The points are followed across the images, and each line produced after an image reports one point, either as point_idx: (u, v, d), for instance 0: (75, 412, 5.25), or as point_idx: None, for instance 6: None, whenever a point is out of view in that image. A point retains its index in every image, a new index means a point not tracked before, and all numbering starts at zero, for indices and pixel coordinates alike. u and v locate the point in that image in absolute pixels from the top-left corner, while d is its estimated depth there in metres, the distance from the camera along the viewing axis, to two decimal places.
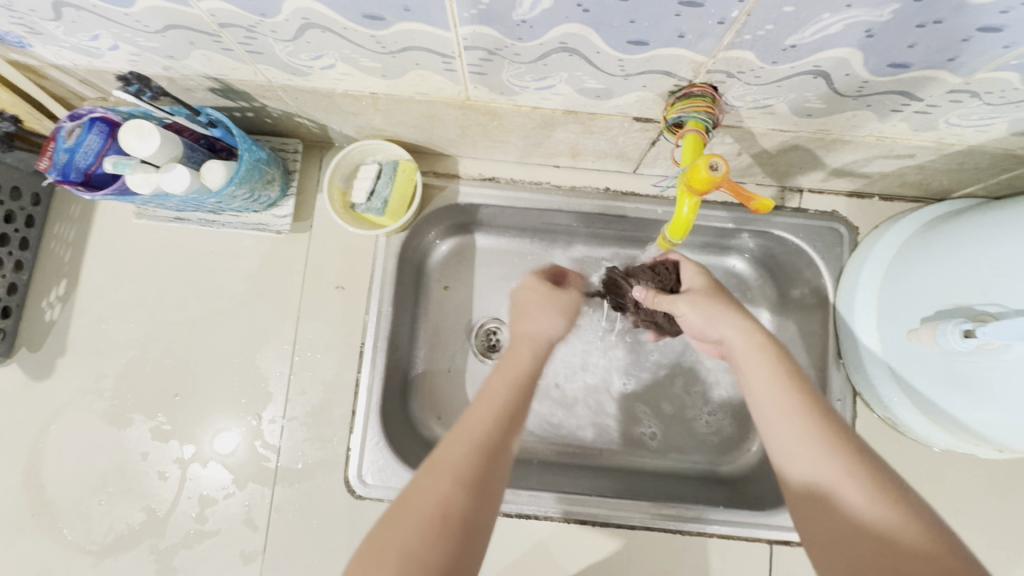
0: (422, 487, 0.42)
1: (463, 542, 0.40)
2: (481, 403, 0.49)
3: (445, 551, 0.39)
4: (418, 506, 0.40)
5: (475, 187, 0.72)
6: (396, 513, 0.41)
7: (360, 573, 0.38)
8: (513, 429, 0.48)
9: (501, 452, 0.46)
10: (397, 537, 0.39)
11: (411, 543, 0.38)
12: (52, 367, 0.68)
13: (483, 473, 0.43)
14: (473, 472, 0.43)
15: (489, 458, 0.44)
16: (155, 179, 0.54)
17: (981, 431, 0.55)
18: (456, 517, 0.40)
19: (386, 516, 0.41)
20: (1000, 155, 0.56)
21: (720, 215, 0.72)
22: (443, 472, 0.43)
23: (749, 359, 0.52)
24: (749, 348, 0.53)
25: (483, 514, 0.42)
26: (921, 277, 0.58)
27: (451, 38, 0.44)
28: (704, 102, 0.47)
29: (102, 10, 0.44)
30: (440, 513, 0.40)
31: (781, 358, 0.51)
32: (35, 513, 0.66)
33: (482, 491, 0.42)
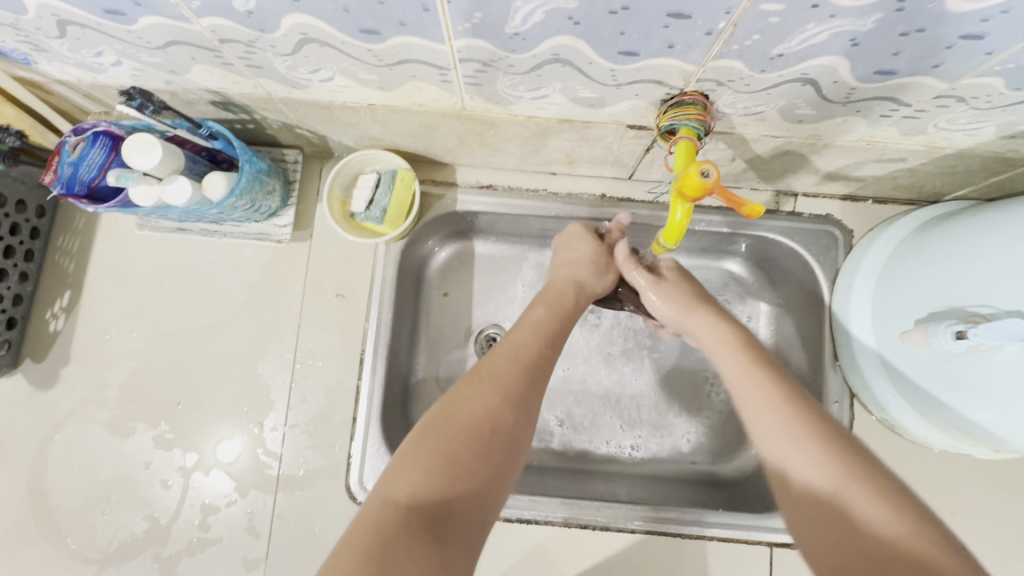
0: (468, 405, 0.45)
1: (500, 452, 0.43)
2: (518, 335, 0.55)
3: (491, 460, 0.43)
4: (468, 416, 0.44)
5: (474, 194, 0.73)
6: (432, 425, 0.43)
7: (404, 475, 0.40)
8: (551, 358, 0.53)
9: (541, 378, 0.51)
10: (446, 441, 0.42)
11: (455, 448, 0.42)
12: (56, 377, 0.69)
13: (522, 393, 0.48)
14: (515, 391, 0.47)
15: (529, 381, 0.49)
16: (157, 192, 0.55)
17: (976, 431, 0.55)
18: (501, 428, 0.44)
19: (416, 433, 0.43)
20: (990, 158, 0.57)
21: (716, 219, 0.73)
22: (485, 384, 0.47)
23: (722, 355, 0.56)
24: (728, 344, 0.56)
25: (522, 425, 0.46)
26: (914, 279, 0.59)
27: (446, 51, 0.45)
28: (696, 110, 0.48)
29: (106, 28, 0.45)
30: (484, 421, 0.44)
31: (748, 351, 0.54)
32: (39, 522, 0.66)
33: (524, 408, 0.47)
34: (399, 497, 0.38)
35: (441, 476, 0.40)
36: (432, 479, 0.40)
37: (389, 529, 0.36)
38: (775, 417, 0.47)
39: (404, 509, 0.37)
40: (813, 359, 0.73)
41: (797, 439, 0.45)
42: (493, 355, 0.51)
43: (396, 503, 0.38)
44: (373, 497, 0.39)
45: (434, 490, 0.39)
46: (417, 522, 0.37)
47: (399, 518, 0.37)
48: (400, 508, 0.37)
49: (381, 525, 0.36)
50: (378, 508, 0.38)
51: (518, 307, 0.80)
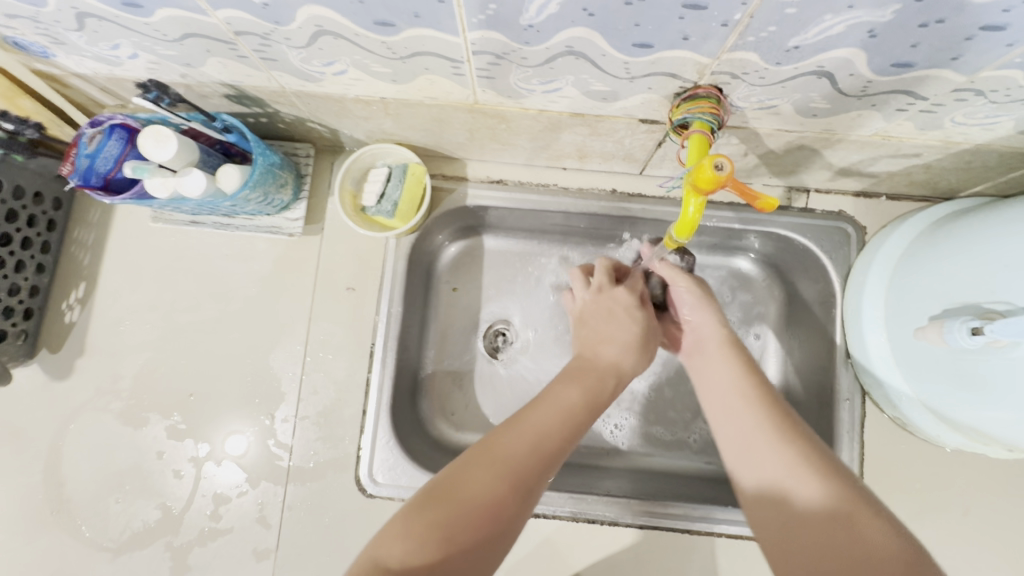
0: (478, 481, 0.42)
1: (498, 530, 0.41)
2: (548, 410, 0.50)
3: (489, 535, 0.41)
4: (474, 494, 0.42)
5: (484, 189, 0.73)
6: (435, 498, 0.41)
7: (396, 540, 0.39)
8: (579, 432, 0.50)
9: (559, 458, 0.48)
10: (447, 515, 0.40)
11: (455, 527, 0.40)
12: (71, 367, 0.70)
13: (529, 473, 0.44)
14: (529, 469, 0.45)
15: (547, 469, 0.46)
16: (172, 184, 0.55)
17: (991, 430, 0.55)
18: (504, 513, 0.42)
19: (417, 499, 0.42)
20: (1008, 153, 0.56)
21: (727, 215, 0.72)
22: (499, 462, 0.44)
23: (704, 361, 0.61)
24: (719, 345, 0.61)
25: (527, 506, 0.44)
26: (928, 276, 0.58)
27: (459, 43, 0.45)
28: (709, 103, 0.48)
29: (123, 20, 0.46)
30: (488, 500, 0.42)
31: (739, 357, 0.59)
32: (54, 510, 0.67)
33: (534, 489, 0.44)
34: (389, 564, 0.38)
35: (435, 550, 0.39)
36: (419, 549, 0.38)
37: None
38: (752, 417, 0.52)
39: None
40: (824, 356, 0.72)
41: (777, 439, 0.49)
42: (516, 425, 0.48)
43: (387, 572, 0.37)
44: (365, 558, 0.39)
45: (417, 563, 0.38)
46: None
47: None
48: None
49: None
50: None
51: (527, 303, 0.80)
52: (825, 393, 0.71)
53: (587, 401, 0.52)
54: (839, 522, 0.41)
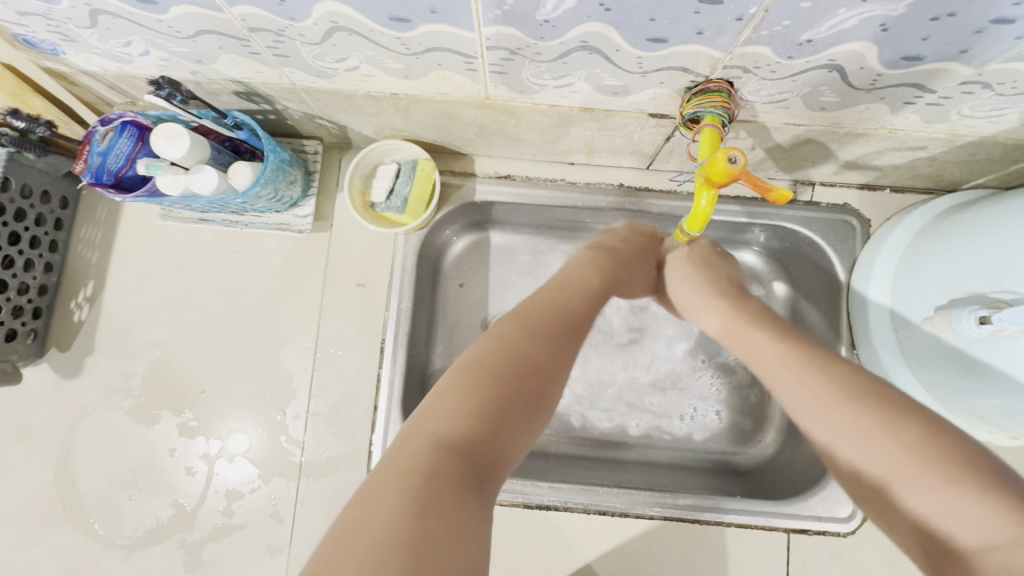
0: (504, 353, 0.42)
1: (533, 390, 0.41)
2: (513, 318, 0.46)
3: (523, 402, 0.40)
4: (502, 359, 0.41)
5: (492, 184, 0.73)
6: (471, 369, 0.40)
7: (444, 411, 0.37)
8: (592, 306, 0.51)
9: (539, 361, 0.42)
10: (486, 382, 0.39)
11: (494, 388, 0.39)
12: (81, 366, 0.70)
13: (502, 368, 0.40)
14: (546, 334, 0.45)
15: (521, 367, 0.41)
16: (184, 181, 0.55)
17: (999, 416, 0.55)
18: (537, 373, 0.42)
19: (450, 375, 0.41)
20: (1012, 145, 0.57)
21: (734, 209, 0.73)
22: (509, 330, 0.44)
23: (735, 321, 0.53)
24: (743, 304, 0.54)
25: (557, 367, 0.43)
26: (934, 266, 0.59)
27: (474, 39, 0.45)
28: (721, 98, 0.49)
29: (137, 17, 0.46)
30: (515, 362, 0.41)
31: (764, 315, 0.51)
32: (67, 508, 0.67)
33: (559, 352, 0.44)
34: (444, 432, 0.36)
35: (480, 411, 0.38)
36: (464, 414, 0.37)
37: (427, 466, 0.34)
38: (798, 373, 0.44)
39: (451, 450, 0.35)
40: (829, 348, 0.73)
41: (835, 401, 0.41)
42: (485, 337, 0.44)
43: (444, 444, 0.35)
44: (411, 439, 0.36)
45: (466, 428, 0.37)
46: (463, 468, 0.35)
47: (442, 459, 0.35)
48: (448, 451, 0.35)
49: (424, 467, 0.34)
50: (420, 449, 0.35)
51: None
52: None
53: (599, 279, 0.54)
54: (918, 496, 0.35)
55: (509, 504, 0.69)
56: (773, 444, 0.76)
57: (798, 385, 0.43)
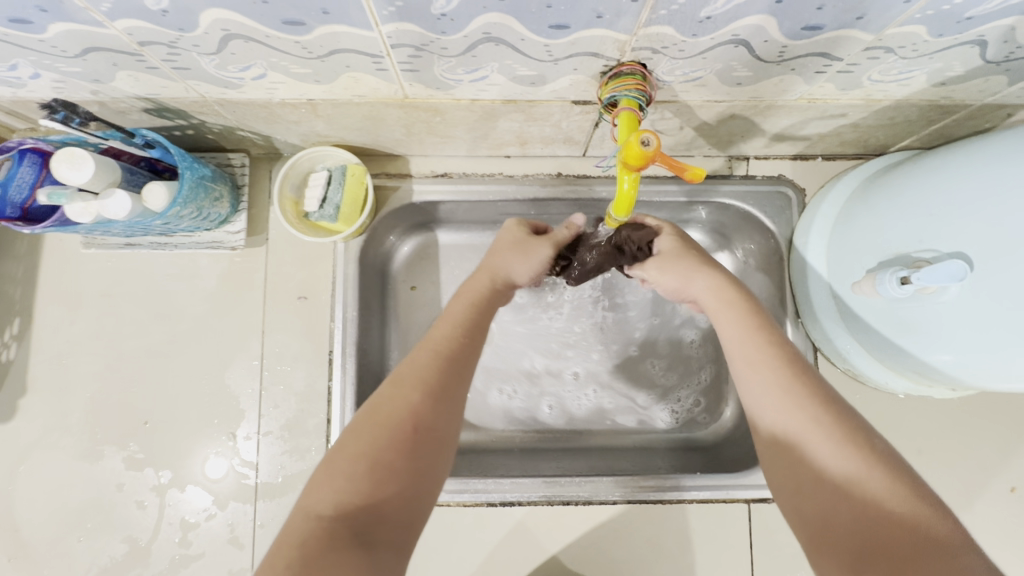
0: (377, 406, 0.44)
1: (422, 443, 0.43)
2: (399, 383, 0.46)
3: (415, 458, 0.42)
4: (393, 414, 0.43)
5: (429, 184, 0.72)
6: (359, 424, 0.43)
7: (323, 486, 0.39)
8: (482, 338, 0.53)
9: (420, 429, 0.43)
10: (367, 437, 0.42)
11: (377, 447, 0.41)
12: (15, 408, 0.67)
13: (395, 443, 0.42)
14: (434, 384, 0.46)
15: (407, 442, 0.42)
16: (94, 207, 0.53)
17: (932, 371, 0.57)
18: (428, 426, 0.43)
19: (336, 453, 0.41)
20: (927, 107, 0.58)
21: (672, 189, 0.73)
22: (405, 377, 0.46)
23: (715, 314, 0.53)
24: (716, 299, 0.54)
25: (446, 413, 0.45)
26: (864, 230, 0.60)
27: (375, 38, 0.44)
28: (635, 80, 0.48)
29: (15, 39, 0.43)
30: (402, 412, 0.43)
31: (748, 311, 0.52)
32: (12, 556, 0.65)
33: (447, 396, 0.46)
34: (322, 511, 0.38)
35: (365, 478, 0.40)
36: (352, 480, 0.39)
37: (308, 543, 0.36)
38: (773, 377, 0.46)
39: (327, 519, 0.37)
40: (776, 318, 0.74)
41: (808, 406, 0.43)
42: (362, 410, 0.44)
43: (330, 515, 0.38)
44: (296, 520, 0.38)
45: (362, 494, 0.39)
46: (340, 529, 0.37)
47: (324, 528, 0.37)
48: (325, 523, 0.37)
49: (306, 541, 0.36)
50: (307, 527, 0.37)
51: None
52: None
53: (471, 312, 0.54)
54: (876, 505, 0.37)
55: (472, 504, 0.68)
56: (732, 418, 0.77)
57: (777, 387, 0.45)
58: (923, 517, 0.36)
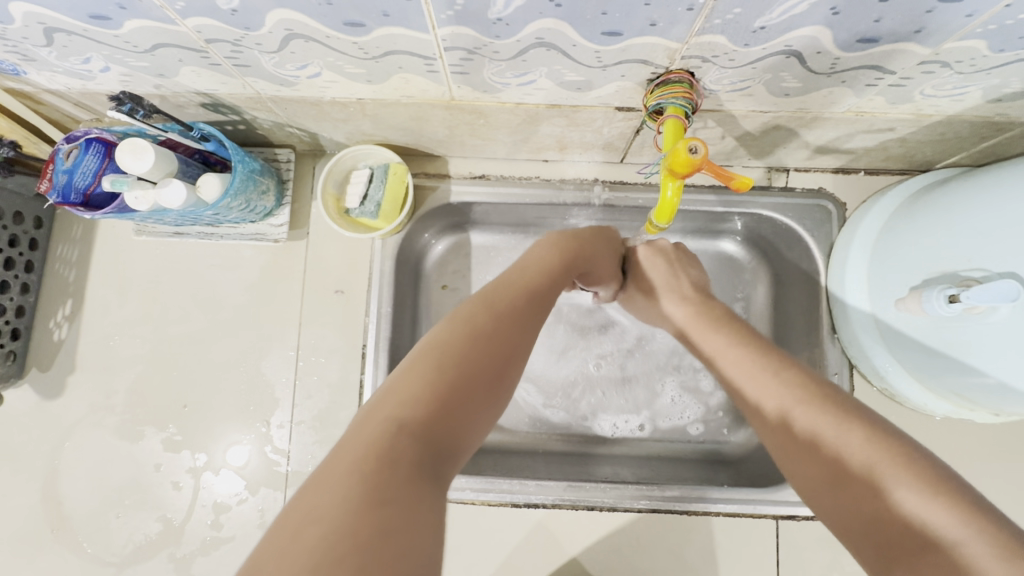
0: (471, 349, 0.41)
1: (488, 382, 0.41)
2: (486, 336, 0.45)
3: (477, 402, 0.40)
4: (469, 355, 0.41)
5: (467, 185, 0.73)
6: (427, 362, 0.40)
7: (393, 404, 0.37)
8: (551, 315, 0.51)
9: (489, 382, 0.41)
10: (433, 368, 0.39)
11: (452, 388, 0.39)
12: (63, 385, 0.70)
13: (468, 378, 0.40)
14: (510, 333, 0.45)
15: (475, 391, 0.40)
16: (152, 195, 0.55)
17: (977, 395, 0.56)
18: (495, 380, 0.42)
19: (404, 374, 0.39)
20: (979, 123, 0.57)
21: (709, 199, 0.73)
22: (480, 322, 0.44)
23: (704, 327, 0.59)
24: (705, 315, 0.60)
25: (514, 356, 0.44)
26: (909, 247, 0.59)
27: (431, 40, 0.45)
28: (682, 88, 0.49)
29: (92, 34, 0.46)
30: (470, 348, 0.42)
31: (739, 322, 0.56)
32: (54, 528, 0.67)
33: (514, 332, 0.45)
34: (395, 414, 0.35)
35: (426, 401, 0.37)
36: (417, 398, 0.37)
37: (383, 446, 0.33)
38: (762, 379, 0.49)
39: (399, 427, 0.35)
40: (811, 332, 0.73)
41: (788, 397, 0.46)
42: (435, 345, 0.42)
43: (404, 429, 0.35)
44: (371, 425, 0.35)
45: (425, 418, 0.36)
46: (423, 452, 0.34)
47: (396, 441, 0.34)
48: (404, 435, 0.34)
49: (379, 443, 0.33)
50: (379, 431, 0.34)
51: None
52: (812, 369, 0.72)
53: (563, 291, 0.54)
54: (899, 497, 0.36)
55: (496, 504, 0.68)
56: None
57: (763, 387, 0.48)
58: (926, 510, 0.35)
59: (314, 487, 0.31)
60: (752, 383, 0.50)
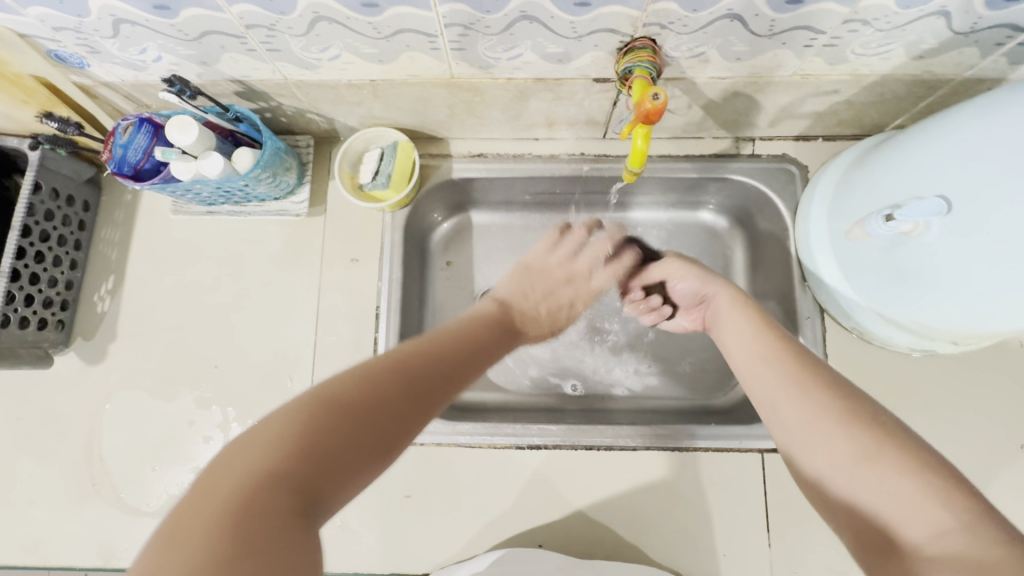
0: (370, 394, 0.44)
1: (378, 436, 0.43)
2: (346, 373, 0.46)
3: (355, 436, 0.41)
4: (338, 395, 0.43)
5: (466, 162, 0.81)
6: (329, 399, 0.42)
7: (250, 453, 0.37)
8: (452, 372, 0.54)
9: (331, 431, 0.40)
10: (325, 421, 0.40)
11: (307, 439, 0.39)
12: (105, 352, 0.77)
13: (334, 426, 0.40)
14: (409, 378, 0.49)
15: (349, 422, 0.41)
16: (195, 166, 0.64)
17: (927, 314, 0.62)
18: (387, 416, 0.44)
19: (291, 408, 0.41)
20: (911, 81, 0.65)
21: (685, 166, 0.81)
22: (380, 378, 0.47)
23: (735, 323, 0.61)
24: (731, 308, 0.64)
25: (405, 417, 0.46)
26: (860, 190, 0.66)
27: (432, 17, 0.54)
28: (646, 53, 0.57)
29: (152, 24, 0.55)
30: (378, 412, 0.44)
31: (770, 327, 0.58)
32: (94, 483, 0.73)
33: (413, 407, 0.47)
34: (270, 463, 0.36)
35: (325, 464, 0.38)
36: (299, 458, 0.37)
37: (258, 497, 0.34)
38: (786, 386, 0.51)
39: (271, 486, 0.35)
40: (785, 284, 0.80)
41: (818, 412, 0.48)
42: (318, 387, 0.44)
43: (267, 482, 0.35)
44: (226, 476, 0.35)
45: (309, 467, 0.37)
46: (293, 498, 0.35)
47: (273, 494, 0.35)
48: (270, 488, 0.35)
49: (239, 503, 0.33)
50: (252, 479, 0.35)
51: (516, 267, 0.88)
52: (788, 316, 0.79)
53: (448, 344, 0.57)
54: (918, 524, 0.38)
55: (504, 448, 0.74)
56: None
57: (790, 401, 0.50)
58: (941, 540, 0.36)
59: (179, 535, 0.31)
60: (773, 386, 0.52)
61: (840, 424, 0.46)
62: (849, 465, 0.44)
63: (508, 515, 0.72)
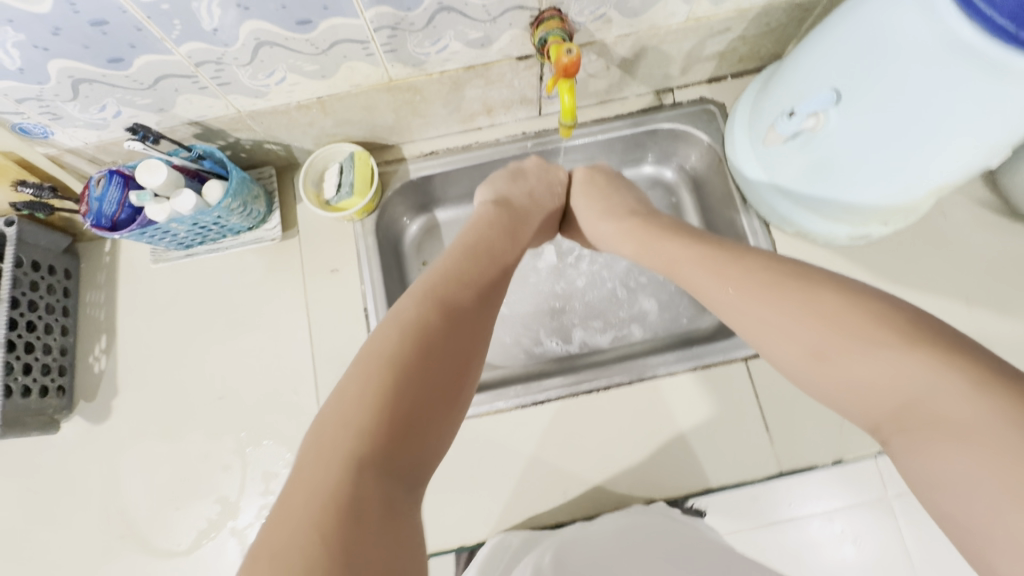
0: (416, 347, 0.48)
1: (447, 391, 0.48)
2: (386, 332, 0.49)
3: (421, 396, 0.45)
4: (379, 359, 0.46)
5: (421, 162, 0.88)
6: (379, 375, 0.45)
7: (331, 438, 0.41)
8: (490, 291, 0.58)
9: (402, 400, 0.44)
10: (384, 387, 0.44)
11: (381, 414, 0.43)
12: (110, 408, 0.79)
13: (407, 391, 0.45)
14: (454, 321, 0.52)
15: (409, 379, 0.45)
16: (169, 206, 0.68)
17: (853, 198, 0.69)
18: (445, 356, 0.49)
19: (356, 380, 0.45)
20: (788, 7, 0.75)
21: (618, 124, 0.89)
22: (420, 324, 0.50)
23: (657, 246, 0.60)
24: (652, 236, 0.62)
25: (465, 351, 0.51)
26: (770, 107, 0.74)
27: (362, 24, 0.60)
28: (555, 22, 0.65)
29: (109, 79, 0.60)
30: (434, 364, 0.48)
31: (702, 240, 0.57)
32: (121, 534, 0.74)
33: (466, 347, 0.51)
34: (352, 448, 0.40)
35: (395, 440, 0.42)
36: (370, 438, 0.41)
37: (345, 493, 0.38)
38: (745, 284, 0.49)
39: (359, 473, 0.39)
40: (730, 210, 0.88)
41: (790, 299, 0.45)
42: (362, 357, 0.47)
43: (357, 467, 0.39)
44: (317, 464, 0.39)
45: (383, 444, 0.41)
46: (379, 479, 0.40)
47: (360, 484, 0.39)
48: (359, 476, 0.39)
49: (334, 494, 0.38)
50: (338, 473, 0.39)
51: None
52: (740, 237, 0.86)
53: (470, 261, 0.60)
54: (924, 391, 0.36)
55: (510, 412, 0.78)
56: None
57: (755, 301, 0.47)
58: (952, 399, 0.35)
59: (277, 540, 0.35)
60: (727, 288, 0.50)
61: (815, 319, 0.43)
62: (838, 346, 0.41)
63: (528, 472, 0.75)
